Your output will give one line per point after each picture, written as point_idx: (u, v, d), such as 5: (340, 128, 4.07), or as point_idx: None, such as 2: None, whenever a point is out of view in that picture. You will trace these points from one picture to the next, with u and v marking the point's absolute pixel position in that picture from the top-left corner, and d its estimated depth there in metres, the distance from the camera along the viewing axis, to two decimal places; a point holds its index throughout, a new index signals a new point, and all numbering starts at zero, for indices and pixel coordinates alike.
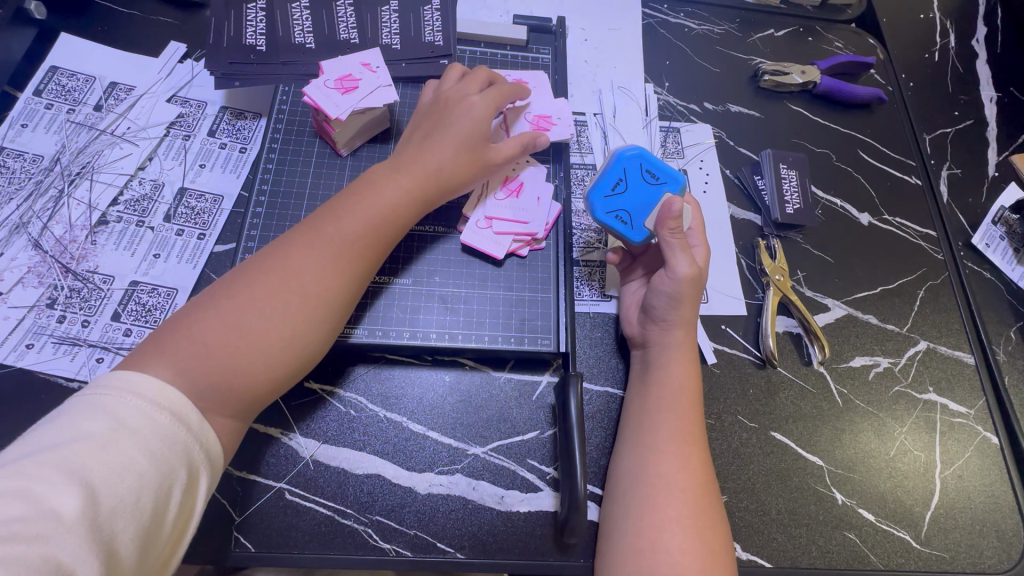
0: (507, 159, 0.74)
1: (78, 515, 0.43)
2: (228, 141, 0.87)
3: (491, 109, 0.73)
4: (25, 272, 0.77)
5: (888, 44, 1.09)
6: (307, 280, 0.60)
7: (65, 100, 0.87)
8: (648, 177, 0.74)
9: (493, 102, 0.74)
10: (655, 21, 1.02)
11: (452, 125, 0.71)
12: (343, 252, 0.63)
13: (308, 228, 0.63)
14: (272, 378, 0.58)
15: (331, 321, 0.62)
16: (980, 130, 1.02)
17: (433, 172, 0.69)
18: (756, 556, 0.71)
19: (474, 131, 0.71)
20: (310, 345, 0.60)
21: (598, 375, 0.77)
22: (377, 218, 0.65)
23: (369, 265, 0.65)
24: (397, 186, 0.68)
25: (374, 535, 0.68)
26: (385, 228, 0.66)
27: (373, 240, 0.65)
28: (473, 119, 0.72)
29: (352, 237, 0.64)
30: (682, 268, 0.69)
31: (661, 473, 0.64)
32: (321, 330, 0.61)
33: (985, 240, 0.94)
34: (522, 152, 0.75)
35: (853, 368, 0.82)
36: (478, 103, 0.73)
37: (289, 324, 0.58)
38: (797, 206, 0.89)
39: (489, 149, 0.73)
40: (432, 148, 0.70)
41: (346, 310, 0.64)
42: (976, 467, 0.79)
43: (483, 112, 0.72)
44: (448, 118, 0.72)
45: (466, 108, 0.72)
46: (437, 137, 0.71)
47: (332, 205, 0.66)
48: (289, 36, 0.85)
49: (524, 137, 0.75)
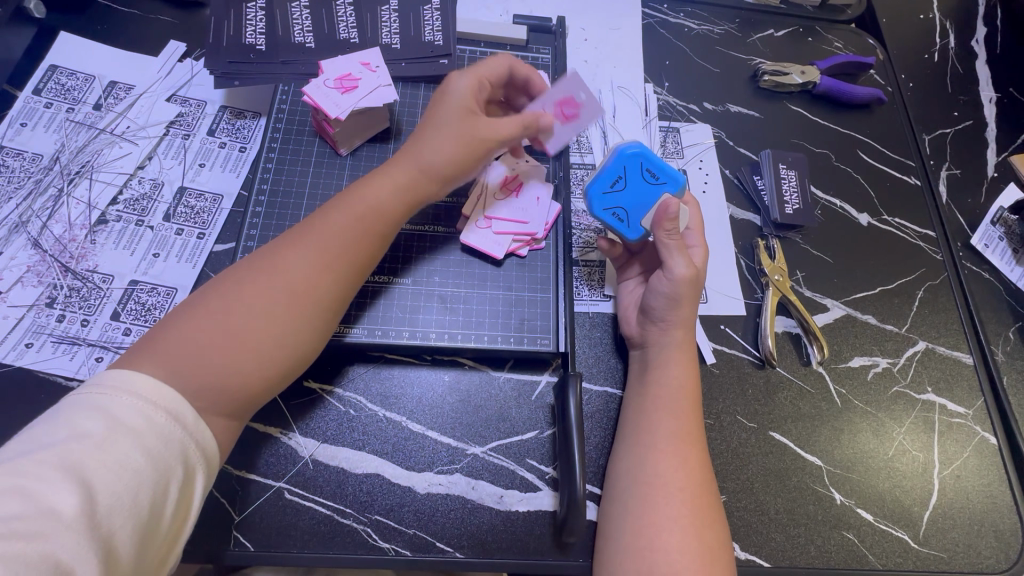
0: (505, 140, 0.71)
1: (76, 512, 0.44)
2: (227, 140, 0.87)
3: (472, 91, 0.70)
4: (25, 271, 0.77)
5: (887, 44, 1.09)
6: (299, 278, 0.60)
7: (64, 99, 0.87)
8: (648, 176, 0.74)
9: (473, 83, 0.71)
10: (655, 20, 1.02)
11: (439, 115, 0.69)
12: (334, 250, 0.63)
13: (300, 229, 0.64)
14: (265, 377, 0.58)
15: (323, 319, 0.62)
16: (980, 130, 1.03)
17: (424, 165, 0.68)
18: (755, 555, 0.71)
19: (459, 116, 0.69)
20: (302, 344, 0.60)
21: (598, 375, 0.77)
22: (367, 215, 0.65)
23: (358, 258, 0.64)
24: (387, 182, 0.67)
25: (374, 534, 0.68)
26: (376, 224, 0.66)
27: (363, 236, 0.65)
28: (458, 106, 0.69)
29: (344, 236, 0.64)
30: (679, 269, 0.69)
31: (659, 472, 0.64)
32: (312, 328, 0.61)
33: (984, 241, 0.94)
34: (524, 132, 0.72)
35: (852, 369, 0.82)
36: (459, 87, 0.70)
37: (280, 322, 0.59)
38: (796, 206, 0.89)
39: (486, 128, 0.69)
40: (422, 141, 0.69)
41: (339, 308, 0.64)
42: (974, 467, 0.79)
43: (466, 97, 0.70)
44: (434, 110, 0.71)
45: (450, 95, 0.70)
46: (426, 130, 0.70)
47: (326, 207, 0.66)
48: (289, 36, 0.85)
49: (523, 117, 0.72)
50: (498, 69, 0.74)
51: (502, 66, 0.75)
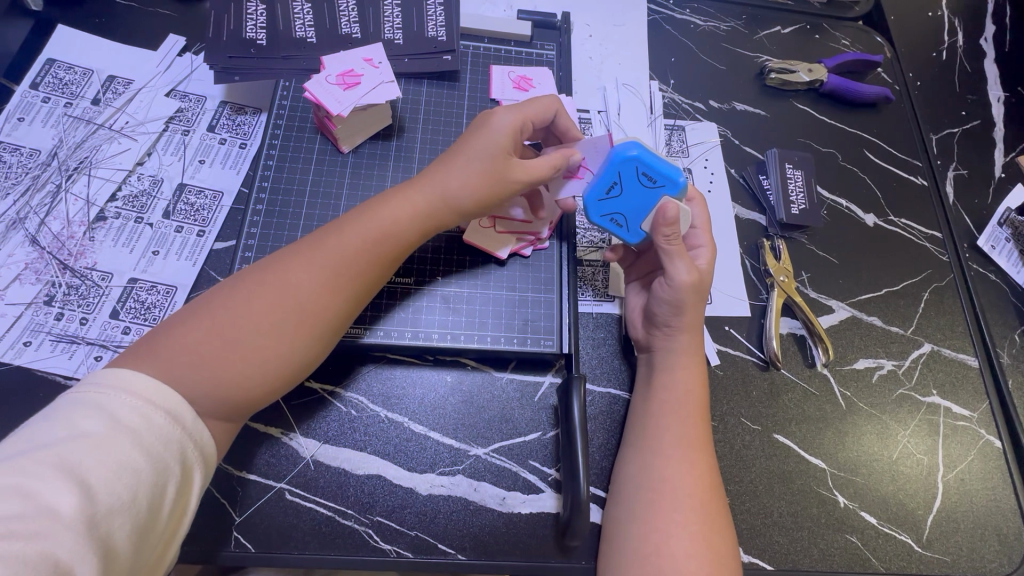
0: (535, 180, 0.68)
1: (75, 510, 0.43)
2: (227, 136, 0.86)
3: (514, 128, 0.68)
4: (23, 269, 0.76)
5: (896, 42, 1.07)
6: (305, 295, 0.59)
7: (62, 93, 0.85)
8: (644, 179, 0.68)
9: (516, 123, 0.69)
10: (661, 16, 1.01)
11: (471, 150, 0.68)
12: (344, 267, 0.62)
13: (310, 242, 0.63)
14: (265, 391, 0.57)
15: (328, 337, 0.61)
16: (987, 130, 1.02)
17: (444, 196, 0.67)
18: (758, 558, 0.71)
19: (494, 153, 0.67)
20: (306, 359, 0.60)
21: (600, 376, 0.77)
22: (381, 237, 0.64)
23: (370, 283, 0.64)
24: (407, 207, 0.66)
25: (375, 536, 0.67)
26: (390, 245, 0.65)
27: (376, 258, 0.64)
28: (496, 142, 0.67)
29: (355, 252, 0.63)
30: (681, 276, 0.68)
31: (665, 477, 0.63)
32: (317, 345, 0.60)
33: (991, 241, 0.93)
34: (554, 173, 0.69)
35: (856, 371, 0.82)
36: (501, 123, 0.68)
37: (286, 339, 0.58)
38: (802, 206, 0.88)
39: (518, 170, 0.67)
40: (449, 171, 0.67)
41: (345, 326, 0.63)
42: (978, 471, 0.79)
43: (506, 136, 0.68)
44: (469, 140, 0.69)
45: (490, 129, 0.68)
46: (457, 158, 0.68)
47: (338, 222, 0.65)
48: (290, 30, 0.84)
49: (553, 158, 0.69)
50: (545, 109, 0.72)
51: (548, 108, 0.73)
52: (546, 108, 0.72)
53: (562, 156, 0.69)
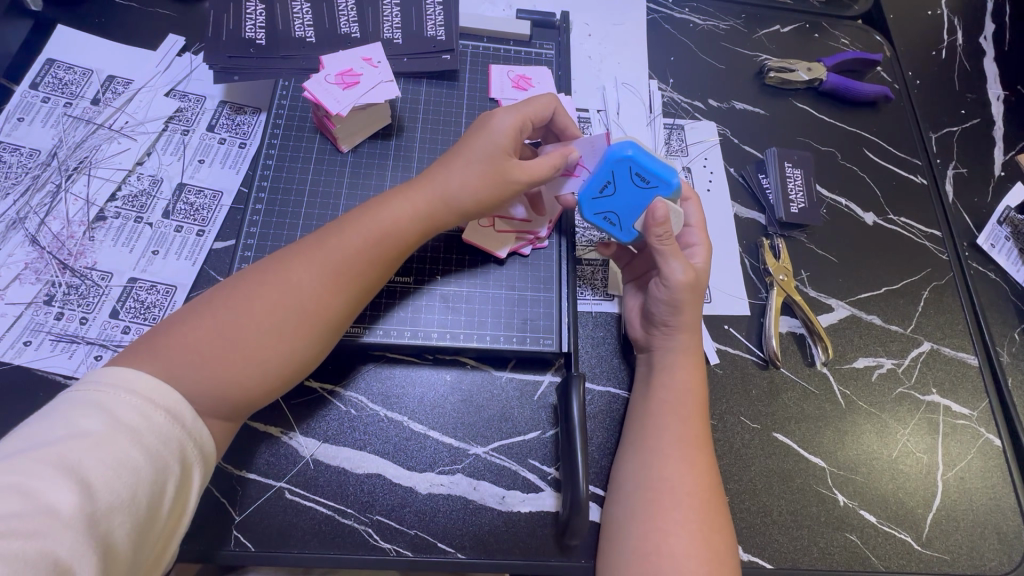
0: (535, 181, 0.69)
1: (74, 509, 0.43)
2: (227, 136, 0.86)
3: (514, 128, 0.68)
4: (23, 268, 0.76)
5: (895, 40, 1.07)
6: (306, 294, 0.59)
7: (61, 93, 0.86)
8: (638, 180, 0.68)
9: (515, 123, 0.69)
10: (660, 16, 1.01)
11: (472, 150, 0.68)
12: (344, 266, 0.62)
13: (311, 242, 0.63)
14: (265, 390, 0.58)
15: (329, 336, 0.61)
16: (986, 129, 1.02)
17: (444, 196, 0.67)
18: (757, 557, 0.71)
19: (494, 153, 0.67)
20: (307, 358, 0.60)
21: (600, 375, 0.77)
22: (382, 236, 0.64)
23: (370, 282, 0.64)
24: (408, 207, 0.66)
25: (374, 535, 0.67)
26: (390, 244, 0.65)
27: (376, 257, 0.64)
28: (496, 143, 0.68)
29: (356, 252, 0.63)
30: (677, 275, 0.68)
31: (664, 476, 0.63)
32: (318, 345, 0.60)
33: (990, 240, 0.93)
34: (553, 173, 0.69)
35: (856, 369, 0.82)
36: (501, 123, 0.68)
37: (286, 338, 0.58)
38: (801, 205, 0.88)
39: (518, 171, 0.67)
40: (450, 171, 0.67)
41: (345, 325, 0.63)
42: (978, 469, 0.79)
43: (506, 137, 0.68)
44: (470, 141, 0.69)
45: (490, 130, 0.68)
46: (458, 158, 0.68)
47: (338, 222, 0.65)
48: (289, 31, 0.84)
49: (553, 157, 0.69)
50: (544, 108, 0.72)
51: (546, 106, 0.72)
52: (545, 107, 0.72)
53: (562, 155, 0.69)
